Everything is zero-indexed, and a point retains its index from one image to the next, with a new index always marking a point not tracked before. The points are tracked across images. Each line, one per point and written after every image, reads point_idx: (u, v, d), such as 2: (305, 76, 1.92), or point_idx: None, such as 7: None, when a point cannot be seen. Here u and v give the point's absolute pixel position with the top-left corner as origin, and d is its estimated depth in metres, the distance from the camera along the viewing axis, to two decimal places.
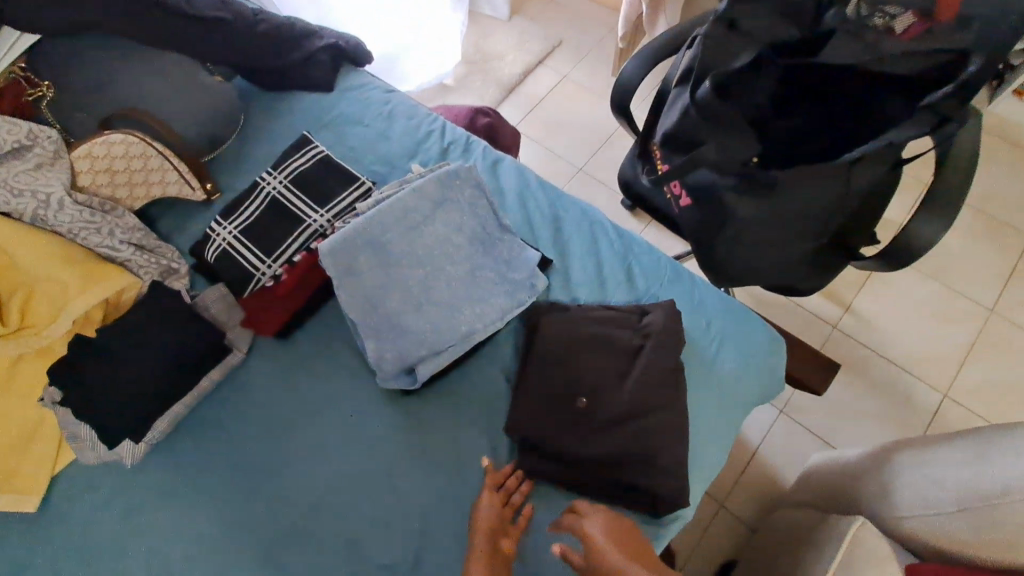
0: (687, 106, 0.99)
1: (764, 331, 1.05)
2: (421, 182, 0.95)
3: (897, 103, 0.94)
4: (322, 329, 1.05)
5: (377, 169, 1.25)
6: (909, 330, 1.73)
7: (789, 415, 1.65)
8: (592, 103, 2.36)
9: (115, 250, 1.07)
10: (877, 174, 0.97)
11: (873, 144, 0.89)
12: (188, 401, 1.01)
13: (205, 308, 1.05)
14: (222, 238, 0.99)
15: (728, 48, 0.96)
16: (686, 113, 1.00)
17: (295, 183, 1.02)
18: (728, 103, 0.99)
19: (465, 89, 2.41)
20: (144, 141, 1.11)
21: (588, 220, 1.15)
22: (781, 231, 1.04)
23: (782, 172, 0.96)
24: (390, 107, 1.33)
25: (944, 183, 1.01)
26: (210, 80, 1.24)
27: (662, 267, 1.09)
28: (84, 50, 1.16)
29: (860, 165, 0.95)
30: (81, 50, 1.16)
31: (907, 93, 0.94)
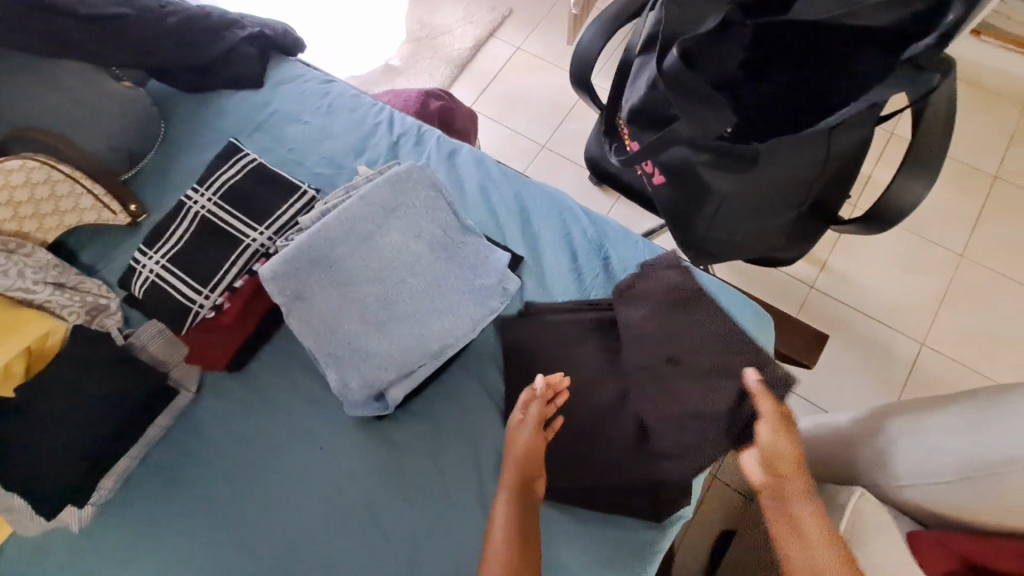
0: (655, 78, 0.91)
1: (751, 309, 1.01)
2: (369, 187, 0.85)
3: (874, 59, 0.88)
4: (278, 356, 0.95)
5: (322, 171, 1.13)
6: (884, 283, 1.72)
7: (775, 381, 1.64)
8: (549, 75, 2.24)
9: (30, 292, 0.94)
10: (857, 137, 0.92)
11: (856, 107, 0.83)
12: (136, 453, 0.91)
13: (142, 347, 0.94)
14: (150, 269, 0.88)
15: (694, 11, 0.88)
16: (654, 86, 0.92)
17: (227, 200, 0.90)
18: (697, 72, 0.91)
19: (414, 70, 2.27)
20: (48, 166, 1.00)
21: (558, 208, 1.07)
22: (761, 205, 0.99)
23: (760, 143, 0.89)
24: (330, 99, 1.21)
25: (923, 139, 0.96)
26: (118, 87, 1.10)
27: (640, 253, 1.03)
28: None
29: (839, 129, 0.90)
30: None
31: (883, 47, 0.87)
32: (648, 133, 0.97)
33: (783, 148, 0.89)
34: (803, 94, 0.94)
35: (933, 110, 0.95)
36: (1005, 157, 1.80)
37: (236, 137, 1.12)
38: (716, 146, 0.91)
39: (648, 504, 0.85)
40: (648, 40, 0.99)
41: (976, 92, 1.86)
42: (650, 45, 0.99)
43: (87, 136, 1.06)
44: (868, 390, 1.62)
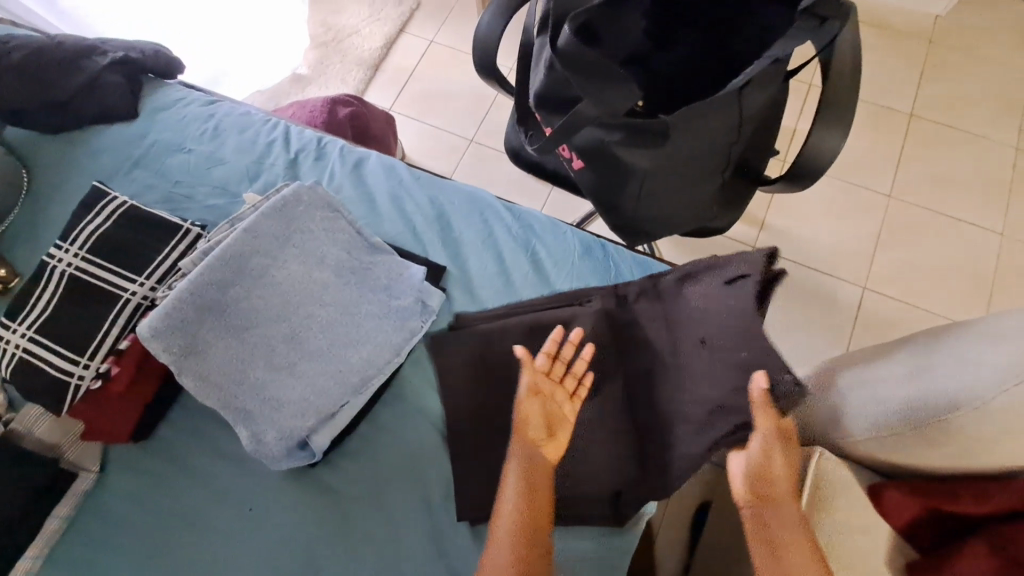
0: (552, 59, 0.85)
1: None
2: (255, 217, 0.76)
3: (773, 13, 0.84)
4: (191, 415, 0.86)
5: (215, 202, 1.02)
6: (822, 234, 1.74)
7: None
8: (467, 66, 2.16)
9: None
10: (769, 94, 0.88)
11: (761, 64, 0.79)
12: (37, 551, 0.80)
13: (28, 431, 0.82)
14: (14, 344, 0.77)
15: None
16: (553, 67, 0.86)
17: (98, 252, 0.80)
18: (596, 48, 0.86)
19: (325, 77, 2.15)
20: None
21: (477, 207, 1.01)
22: (683, 175, 0.95)
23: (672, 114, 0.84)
24: (215, 122, 1.10)
25: (831, 89, 0.94)
26: None
27: (569, 243, 0.98)
28: None
29: (749, 89, 0.86)
30: None
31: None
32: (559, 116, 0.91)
33: (695, 117, 0.84)
34: (707, 58, 0.91)
35: (838, 57, 0.93)
36: (916, 95, 1.84)
37: (110, 177, 1.00)
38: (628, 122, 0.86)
39: (610, 506, 0.82)
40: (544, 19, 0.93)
41: (882, 34, 1.89)
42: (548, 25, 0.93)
43: None
44: (820, 341, 1.64)
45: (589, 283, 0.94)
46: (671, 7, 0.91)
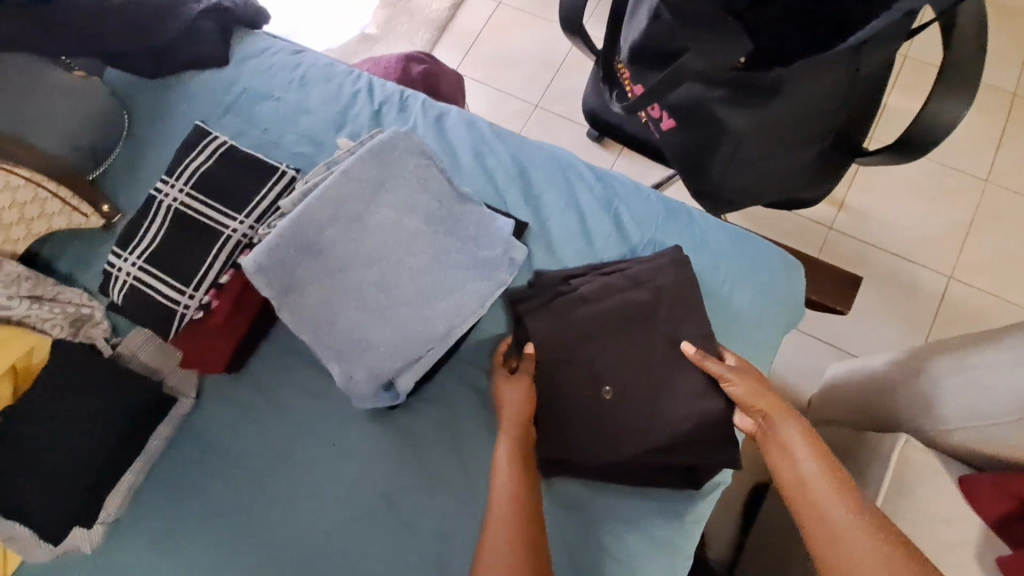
0: (658, 7, 0.81)
1: (775, 253, 0.93)
2: (354, 160, 0.77)
3: None
4: (278, 352, 0.90)
5: (302, 150, 1.04)
6: (907, 218, 1.63)
7: (803, 331, 1.57)
8: (535, 29, 2.10)
9: (6, 307, 0.87)
10: (887, 53, 0.82)
11: (889, 18, 0.72)
12: (140, 466, 0.85)
13: (132, 356, 0.88)
14: (125, 272, 0.81)
15: None
16: (658, 16, 0.82)
17: (201, 189, 0.82)
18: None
19: (392, 37, 2.14)
20: (3, 171, 0.90)
21: (559, 166, 0.99)
22: (782, 140, 0.90)
23: (785, 70, 0.79)
24: (302, 71, 1.11)
25: (956, 51, 0.87)
26: (70, 77, 0.99)
27: (654, 207, 0.95)
28: None
29: (868, 45, 0.80)
30: None
31: None
32: (657, 71, 0.88)
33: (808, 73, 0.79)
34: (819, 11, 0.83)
35: (969, 16, 0.85)
36: None
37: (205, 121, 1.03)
38: (732, 78, 0.82)
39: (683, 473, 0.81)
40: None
41: (994, 1, 1.72)
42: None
43: (43, 135, 0.96)
44: (897, 330, 1.56)
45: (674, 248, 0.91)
46: None
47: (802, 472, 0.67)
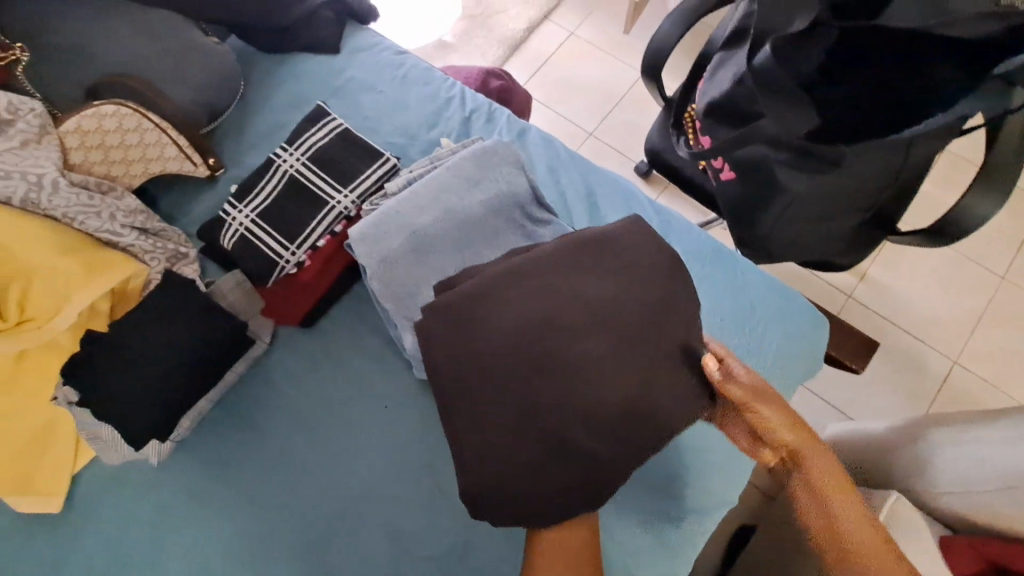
0: (743, 74, 0.93)
1: (806, 307, 1.03)
2: (457, 160, 0.90)
3: (955, 74, 0.87)
4: (349, 317, 1.01)
5: (395, 141, 1.15)
6: (922, 299, 1.73)
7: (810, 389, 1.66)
8: (601, 63, 2.24)
9: (117, 234, 0.96)
10: (935, 149, 0.93)
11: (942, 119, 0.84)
12: (213, 396, 0.95)
13: (222, 297, 0.97)
14: (239, 222, 0.93)
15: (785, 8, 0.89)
16: (740, 81, 0.93)
17: (314, 162, 0.94)
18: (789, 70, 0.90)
19: (466, 49, 2.28)
20: (139, 112, 0.99)
21: (623, 195, 1.10)
22: (829, 207, 1.00)
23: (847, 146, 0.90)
24: (404, 71, 1.24)
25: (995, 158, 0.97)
26: (206, 41, 1.11)
27: (703, 245, 1.05)
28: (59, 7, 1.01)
29: (918, 139, 0.91)
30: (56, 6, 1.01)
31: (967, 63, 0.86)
32: (733, 127, 0.98)
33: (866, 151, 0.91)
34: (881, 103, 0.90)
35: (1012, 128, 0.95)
36: None
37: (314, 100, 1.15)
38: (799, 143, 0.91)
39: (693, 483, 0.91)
40: (733, 41, 1.00)
41: None
42: (736, 42, 1.00)
43: (174, 89, 1.07)
44: (896, 402, 1.64)
45: (716, 286, 1.01)
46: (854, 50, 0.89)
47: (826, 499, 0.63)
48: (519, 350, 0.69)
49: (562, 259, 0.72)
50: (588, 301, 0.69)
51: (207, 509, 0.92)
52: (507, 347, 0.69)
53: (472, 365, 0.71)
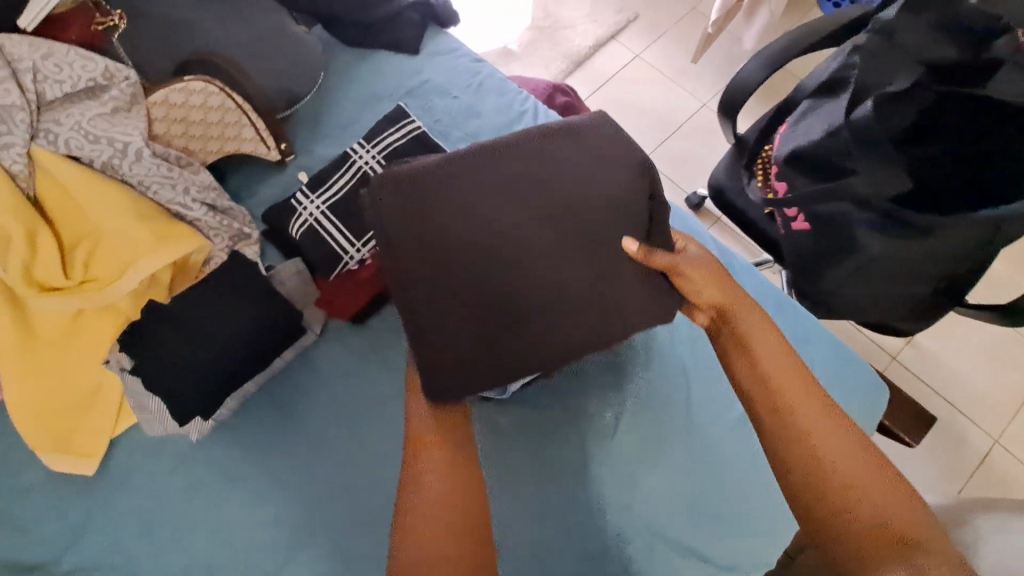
0: (839, 126, 0.89)
1: (866, 372, 0.99)
2: None
3: None
4: (400, 320, 1.01)
5: (465, 148, 1.15)
6: (969, 371, 1.67)
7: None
8: (662, 89, 2.22)
9: (187, 209, 0.98)
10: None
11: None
12: (259, 380, 0.95)
13: (280, 283, 0.97)
14: (309, 213, 0.96)
15: (885, 65, 0.89)
16: (835, 134, 0.90)
17: (388, 162, 0.95)
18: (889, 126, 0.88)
19: (530, 59, 2.30)
20: (224, 93, 1.00)
21: (688, 231, 1.08)
22: (904, 273, 0.97)
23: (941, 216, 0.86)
24: (479, 79, 1.24)
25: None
26: (295, 30, 1.13)
27: (766, 294, 1.03)
28: None
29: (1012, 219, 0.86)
30: None
31: None
32: (817, 180, 0.95)
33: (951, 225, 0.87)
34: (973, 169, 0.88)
35: None
36: None
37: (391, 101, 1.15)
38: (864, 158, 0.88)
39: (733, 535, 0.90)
40: (826, 93, 0.98)
41: None
42: (828, 94, 0.98)
43: (259, 72, 1.08)
44: (929, 475, 1.59)
45: None
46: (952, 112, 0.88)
47: (774, 386, 0.69)
48: (483, 229, 0.69)
49: (528, 142, 0.73)
50: (565, 177, 0.71)
51: (239, 492, 0.92)
52: (465, 223, 0.69)
53: (439, 214, 0.69)
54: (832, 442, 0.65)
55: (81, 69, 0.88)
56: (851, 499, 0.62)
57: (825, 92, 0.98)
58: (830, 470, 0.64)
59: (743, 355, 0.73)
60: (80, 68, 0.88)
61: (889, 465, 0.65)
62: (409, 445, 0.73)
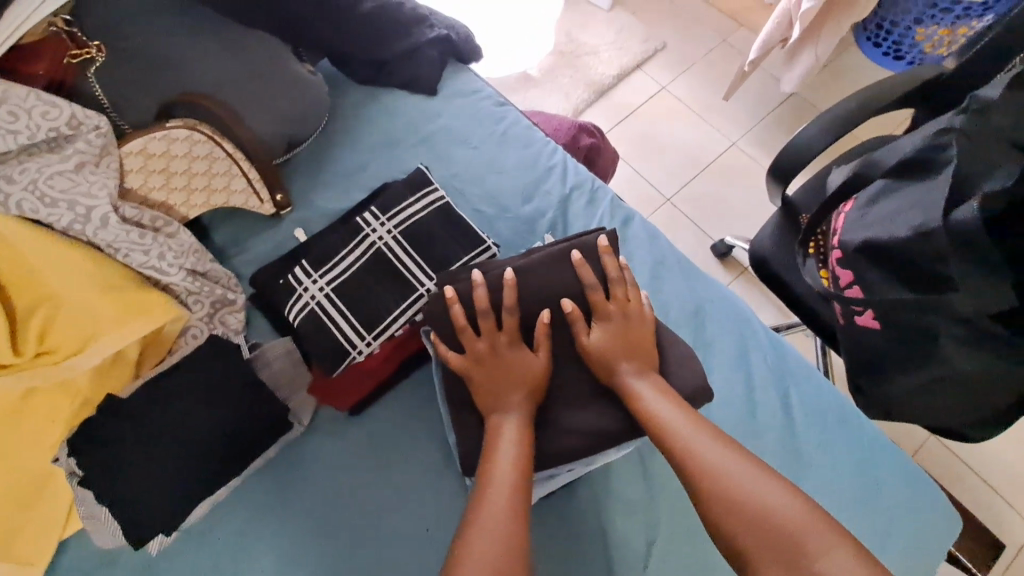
0: (934, 226, 0.77)
1: (939, 498, 0.86)
2: (562, 255, 0.79)
3: None
4: (401, 411, 0.86)
5: (483, 208, 1.02)
6: (1013, 451, 1.53)
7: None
8: (689, 124, 2.10)
9: (163, 273, 0.83)
10: None
11: None
12: (235, 483, 0.81)
13: (265, 364, 0.85)
14: (310, 296, 0.81)
15: (987, 153, 0.76)
16: (930, 233, 0.78)
17: (407, 239, 0.82)
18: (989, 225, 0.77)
19: (549, 85, 2.18)
20: (212, 141, 0.89)
21: (738, 320, 0.94)
22: (995, 390, 0.84)
23: None
24: (502, 126, 1.11)
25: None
26: (300, 69, 1.00)
27: (826, 401, 0.88)
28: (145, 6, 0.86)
29: None
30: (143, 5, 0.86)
31: None
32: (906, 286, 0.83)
33: None
34: None
35: None
36: None
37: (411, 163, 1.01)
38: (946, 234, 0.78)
39: None
40: (895, 177, 0.86)
41: None
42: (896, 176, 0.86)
43: (256, 115, 0.95)
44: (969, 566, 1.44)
45: (836, 454, 0.85)
46: None
47: (652, 413, 0.70)
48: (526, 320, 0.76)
49: (556, 260, 0.79)
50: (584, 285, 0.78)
51: None
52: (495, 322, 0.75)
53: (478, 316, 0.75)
54: (776, 515, 0.57)
55: (42, 117, 0.75)
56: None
57: (895, 173, 0.86)
58: (708, 480, 0.62)
59: (641, 373, 0.74)
60: (40, 114, 0.74)
61: (814, 513, 0.57)
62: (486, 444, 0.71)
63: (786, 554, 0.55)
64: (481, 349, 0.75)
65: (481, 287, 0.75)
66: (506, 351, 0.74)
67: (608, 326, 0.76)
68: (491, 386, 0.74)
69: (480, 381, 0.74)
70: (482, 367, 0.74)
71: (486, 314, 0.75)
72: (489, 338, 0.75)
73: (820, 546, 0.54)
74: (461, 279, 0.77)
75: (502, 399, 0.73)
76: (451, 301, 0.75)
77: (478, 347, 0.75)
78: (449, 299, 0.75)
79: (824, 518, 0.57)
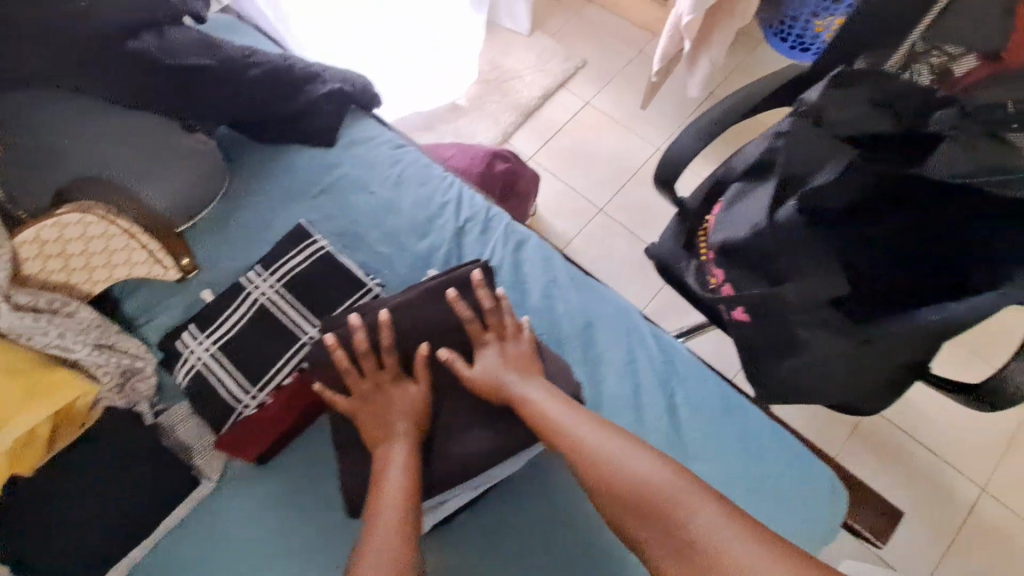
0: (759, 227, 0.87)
1: (822, 476, 0.90)
2: (437, 289, 0.84)
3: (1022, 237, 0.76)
4: (304, 455, 0.90)
5: (382, 249, 1.07)
6: (949, 415, 1.58)
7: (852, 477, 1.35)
8: (615, 134, 2.17)
9: (68, 351, 0.87)
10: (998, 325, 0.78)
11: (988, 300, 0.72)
12: (148, 543, 0.86)
13: (171, 430, 0.93)
14: (198, 356, 0.86)
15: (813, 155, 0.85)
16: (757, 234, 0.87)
17: (290, 291, 0.88)
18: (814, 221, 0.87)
19: (478, 112, 2.25)
20: (107, 219, 0.91)
21: (624, 329, 0.99)
22: (864, 372, 0.86)
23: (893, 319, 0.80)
24: (398, 168, 1.16)
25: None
26: (190, 141, 1.05)
27: (707, 398, 0.94)
28: (29, 101, 0.92)
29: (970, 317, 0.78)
30: (27, 101, 0.92)
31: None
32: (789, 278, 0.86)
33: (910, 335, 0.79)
34: (930, 256, 0.82)
35: None
36: None
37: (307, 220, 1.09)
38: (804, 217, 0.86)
39: None
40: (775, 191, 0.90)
41: None
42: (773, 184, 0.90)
43: (151, 191, 1.01)
44: (916, 533, 1.48)
45: (719, 446, 0.90)
46: (896, 193, 0.82)
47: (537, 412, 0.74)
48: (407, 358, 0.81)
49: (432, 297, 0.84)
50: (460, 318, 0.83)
51: None
52: (378, 361, 0.80)
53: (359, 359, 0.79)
54: (654, 488, 0.61)
55: None
56: (693, 549, 0.55)
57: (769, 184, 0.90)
58: (600, 465, 0.65)
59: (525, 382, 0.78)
60: None
61: (693, 486, 0.60)
62: (376, 473, 0.74)
63: (664, 519, 0.58)
64: (365, 388, 0.79)
65: (360, 330, 0.80)
66: (389, 389, 0.79)
67: (486, 354, 0.81)
68: (377, 423, 0.77)
69: (365, 420, 0.78)
70: (367, 405, 0.78)
71: (366, 355, 0.79)
72: (372, 378, 0.79)
73: (695, 516, 0.57)
74: (340, 325, 0.81)
75: (390, 429, 0.76)
76: (332, 350, 0.79)
77: (364, 385, 0.79)
78: (331, 345, 0.79)
79: (702, 485, 0.60)
